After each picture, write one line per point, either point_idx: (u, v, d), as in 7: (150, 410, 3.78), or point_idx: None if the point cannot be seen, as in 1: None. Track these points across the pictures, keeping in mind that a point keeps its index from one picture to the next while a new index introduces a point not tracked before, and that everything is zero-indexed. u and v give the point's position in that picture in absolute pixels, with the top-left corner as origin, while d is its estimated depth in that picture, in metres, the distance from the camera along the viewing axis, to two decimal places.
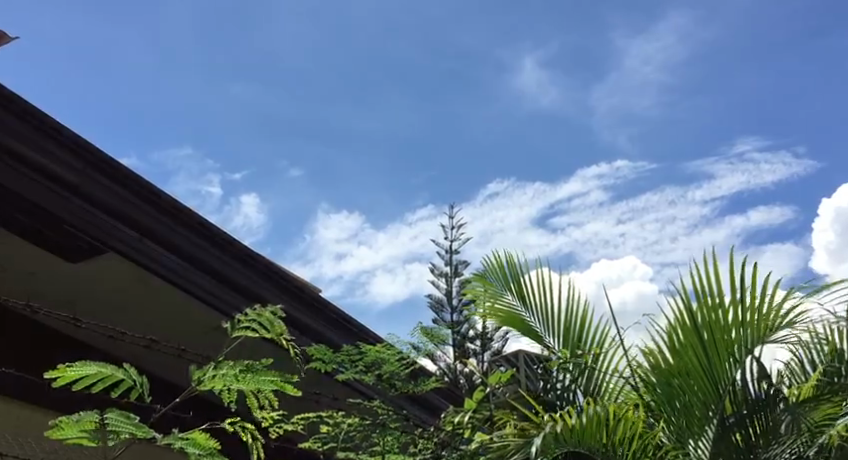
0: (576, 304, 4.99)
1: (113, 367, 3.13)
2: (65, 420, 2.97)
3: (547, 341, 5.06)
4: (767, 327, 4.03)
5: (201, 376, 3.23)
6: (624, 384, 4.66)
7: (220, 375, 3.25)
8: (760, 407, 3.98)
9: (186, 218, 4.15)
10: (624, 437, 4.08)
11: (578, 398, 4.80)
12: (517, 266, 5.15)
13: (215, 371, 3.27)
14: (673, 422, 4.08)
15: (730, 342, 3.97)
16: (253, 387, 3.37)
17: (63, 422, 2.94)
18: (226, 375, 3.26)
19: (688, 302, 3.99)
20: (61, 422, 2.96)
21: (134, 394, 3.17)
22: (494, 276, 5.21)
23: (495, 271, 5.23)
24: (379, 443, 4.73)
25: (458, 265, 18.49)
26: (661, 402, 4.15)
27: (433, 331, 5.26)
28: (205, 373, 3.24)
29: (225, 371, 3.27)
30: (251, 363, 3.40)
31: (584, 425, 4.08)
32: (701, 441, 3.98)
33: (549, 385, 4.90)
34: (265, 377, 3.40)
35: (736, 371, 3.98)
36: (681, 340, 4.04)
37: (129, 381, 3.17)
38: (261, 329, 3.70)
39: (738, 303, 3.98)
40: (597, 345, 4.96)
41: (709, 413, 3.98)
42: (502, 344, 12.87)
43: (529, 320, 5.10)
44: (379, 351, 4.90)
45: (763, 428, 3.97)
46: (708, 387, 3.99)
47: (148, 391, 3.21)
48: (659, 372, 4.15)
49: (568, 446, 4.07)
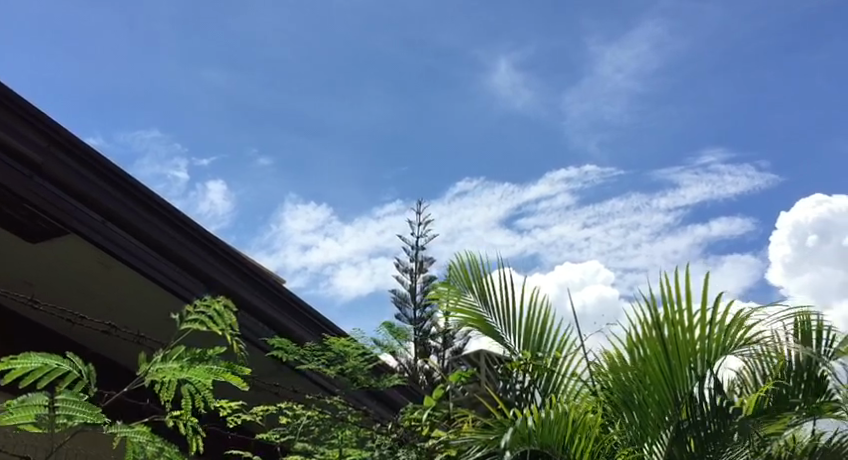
0: (536, 306, 5.01)
1: (59, 358, 3.09)
2: (13, 404, 2.89)
3: (506, 341, 5.08)
4: (729, 340, 4.06)
5: (148, 367, 3.19)
6: (581, 388, 4.67)
7: (166, 367, 3.19)
8: (715, 413, 4.02)
9: (150, 203, 4.11)
10: (580, 440, 4.12)
11: (536, 399, 4.81)
12: (477, 266, 5.20)
13: (161, 363, 3.21)
14: (629, 426, 4.13)
15: (693, 352, 4.01)
16: (200, 380, 3.31)
17: (13, 407, 2.87)
18: (172, 367, 3.20)
19: (652, 310, 4.03)
20: (10, 406, 2.89)
21: (82, 385, 3.11)
22: (456, 278, 5.25)
23: (457, 272, 5.28)
24: (337, 436, 4.66)
25: (424, 263, 18.53)
26: (621, 404, 4.19)
27: (398, 328, 5.27)
28: (149, 364, 3.19)
29: (170, 363, 3.21)
30: (200, 351, 3.37)
31: (541, 428, 4.10)
32: (655, 446, 4.04)
33: (509, 385, 4.93)
34: (212, 369, 3.35)
35: (695, 384, 4.02)
36: (643, 345, 4.07)
37: (76, 373, 3.12)
38: (208, 322, 3.65)
39: (702, 314, 4.01)
40: (557, 348, 4.98)
41: (666, 419, 4.02)
42: (465, 343, 12.97)
43: (491, 321, 5.12)
44: (343, 344, 4.85)
45: (716, 434, 4.00)
46: (667, 393, 4.02)
47: (95, 383, 3.17)
48: (621, 377, 4.19)
49: (528, 445, 4.06)
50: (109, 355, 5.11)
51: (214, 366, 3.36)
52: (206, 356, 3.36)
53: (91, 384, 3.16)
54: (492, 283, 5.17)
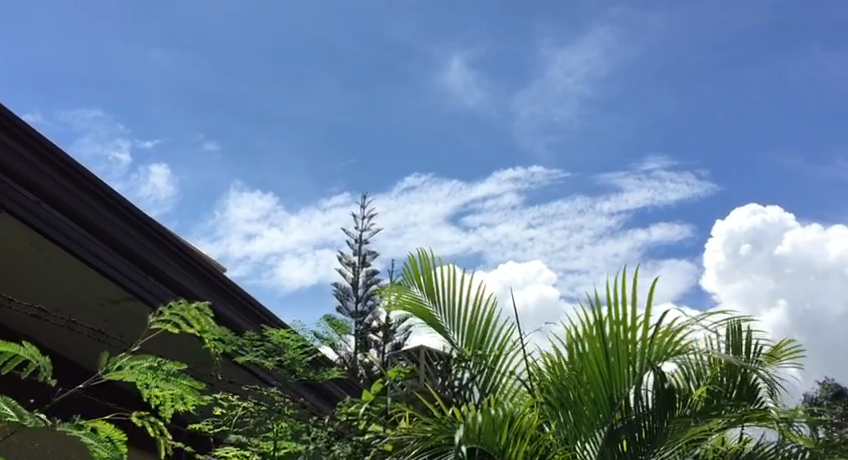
0: (482, 303, 5.03)
1: (17, 346, 2.98)
2: None
3: (451, 337, 5.08)
4: (669, 344, 4.10)
5: (111, 366, 3.31)
6: (520, 387, 4.71)
7: (126, 367, 3.31)
8: (646, 414, 4.10)
9: (89, 185, 4.02)
10: (515, 440, 4.16)
11: (474, 396, 4.84)
12: (428, 260, 5.17)
13: (122, 364, 3.33)
14: (562, 426, 4.20)
15: (633, 352, 4.06)
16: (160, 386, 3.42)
17: None
18: (133, 368, 3.33)
19: (596, 311, 4.08)
20: None
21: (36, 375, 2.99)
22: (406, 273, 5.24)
23: (406, 269, 5.27)
24: (272, 429, 4.61)
25: (367, 256, 18.50)
26: (557, 405, 4.24)
27: (340, 322, 5.24)
28: (115, 363, 3.31)
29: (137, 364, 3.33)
30: (164, 362, 3.49)
31: (490, 430, 4.13)
32: (588, 444, 4.11)
33: (447, 382, 5.00)
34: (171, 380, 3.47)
35: (630, 386, 4.08)
36: (582, 343, 4.14)
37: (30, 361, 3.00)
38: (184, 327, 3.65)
39: (642, 320, 4.05)
40: (498, 347, 4.97)
41: (599, 420, 4.09)
42: (405, 337, 13.05)
43: (436, 315, 5.12)
44: (283, 336, 4.83)
45: (647, 435, 4.09)
46: (602, 392, 4.08)
47: (51, 375, 3.04)
48: (559, 378, 4.24)
49: (475, 443, 4.11)
50: (39, 340, 4.98)
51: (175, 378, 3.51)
52: (172, 371, 3.50)
53: (46, 376, 3.04)
54: (440, 279, 5.14)
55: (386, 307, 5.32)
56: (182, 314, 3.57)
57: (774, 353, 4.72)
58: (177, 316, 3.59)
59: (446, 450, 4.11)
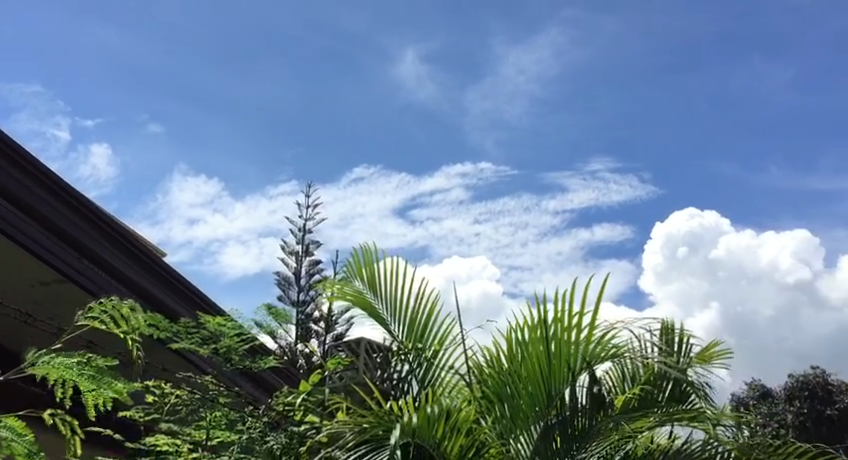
0: (425, 296, 5.02)
1: None
2: None
3: (391, 329, 5.05)
4: (604, 343, 4.17)
5: (38, 360, 3.25)
6: (458, 380, 4.71)
7: (55, 362, 3.26)
8: (580, 411, 4.12)
9: (23, 163, 3.89)
10: (452, 433, 4.17)
11: (413, 389, 4.84)
12: (371, 253, 5.13)
13: (49, 358, 3.27)
14: (499, 419, 4.23)
15: (573, 350, 4.11)
16: (84, 385, 3.38)
17: None
18: (60, 364, 3.28)
19: (540, 308, 4.10)
20: None
21: None
22: (349, 264, 5.17)
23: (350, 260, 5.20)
24: (206, 418, 4.57)
25: (311, 246, 18.37)
26: (496, 399, 4.26)
27: (280, 310, 5.18)
28: (42, 357, 3.26)
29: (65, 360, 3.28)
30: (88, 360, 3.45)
31: (426, 425, 4.09)
32: (522, 437, 4.15)
33: (386, 375, 4.98)
34: (96, 379, 3.44)
35: (568, 385, 4.12)
36: (523, 344, 4.16)
37: None
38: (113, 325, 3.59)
39: (581, 319, 4.09)
40: (438, 341, 4.96)
41: (536, 415, 4.12)
42: (345, 328, 13.01)
43: (378, 307, 5.07)
44: (219, 324, 4.74)
45: (579, 432, 4.12)
46: (541, 390, 4.12)
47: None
48: (499, 374, 4.25)
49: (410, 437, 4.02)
50: None
51: (100, 377, 3.47)
52: (97, 370, 3.46)
53: None
54: (383, 272, 5.10)
55: (330, 298, 5.26)
56: (113, 312, 3.51)
57: (705, 353, 4.81)
58: (107, 311, 3.52)
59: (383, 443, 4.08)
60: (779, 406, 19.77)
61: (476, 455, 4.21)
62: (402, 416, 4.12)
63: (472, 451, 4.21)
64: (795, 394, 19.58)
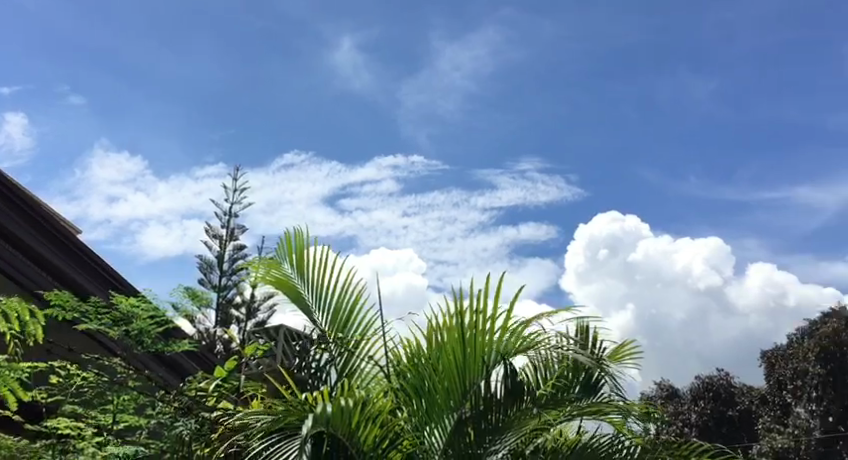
0: (351, 285, 4.98)
1: None
2: None
3: (315, 317, 5.01)
4: (521, 341, 4.22)
5: None
6: (377, 372, 4.68)
7: None
8: (494, 404, 4.18)
9: None
10: (367, 427, 4.13)
11: (331, 379, 4.80)
12: (302, 239, 5.06)
13: None
14: (415, 413, 4.24)
15: (487, 346, 4.14)
16: None
17: None
18: None
19: (458, 304, 4.11)
20: None
21: None
22: (279, 247, 5.09)
23: (280, 243, 5.12)
24: (112, 402, 4.49)
25: (236, 230, 18.11)
26: (413, 392, 4.26)
27: (199, 293, 5.08)
28: None
29: None
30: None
31: (339, 415, 4.00)
32: (436, 431, 4.18)
33: (304, 363, 4.92)
34: None
35: (482, 379, 4.16)
36: (442, 337, 4.16)
37: None
38: None
39: (500, 315, 4.12)
40: (360, 332, 4.93)
41: (451, 408, 4.15)
42: (267, 315, 12.86)
43: (304, 293, 5.02)
44: (132, 305, 4.62)
45: (494, 426, 4.18)
46: (456, 386, 4.15)
47: None
48: (416, 366, 4.25)
49: (323, 427, 3.94)
50: None
51: None
52: None
53: None
54: (312, 259, 5.04)
55: (254, 283, 5.17)
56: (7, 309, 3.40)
57: (618, 352, 4.91)
58: None
59: (296, 433, 4.00)
60: (685, 406, 20.38)
61: (390, 447, 4.19)
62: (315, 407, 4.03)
63: (386, 442, 4.18)
64: (701, 395, 20.22)
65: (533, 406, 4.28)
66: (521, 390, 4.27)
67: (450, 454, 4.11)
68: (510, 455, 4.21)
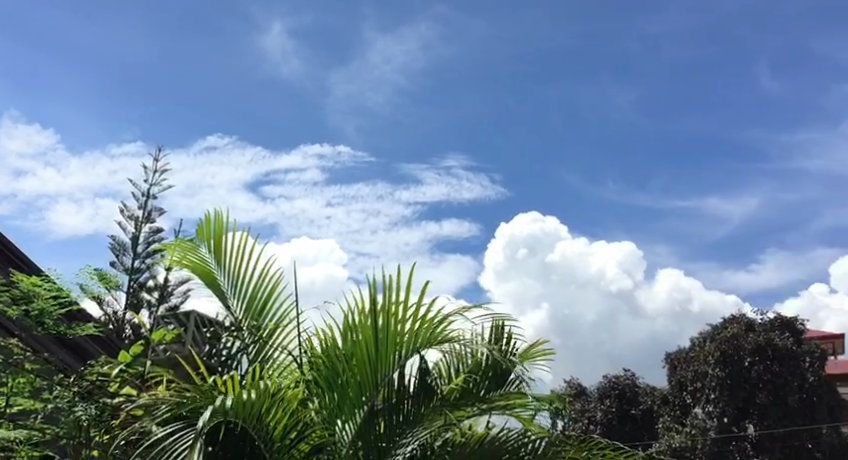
0: (270, 273, 4.87)
1: None
2: None
3: (230, 304, 4.87)
4: (437, 336, 4.18)
5: None
6: (290, 362, 4.60)
7: None
8: (408, 397, 4.17)
9: None
10: (275, 414, 4.08)
11: (242, 367, 4.70)
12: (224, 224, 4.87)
13: None
14: (327, 406, 4.15)
15: (401, 338, 4.10)
16: None
17: None
18: None
19: (374, 295, 4.07)
20: None
21: None
22: (198, 231, 4.88)
23: (198, 226, 4.92)
24: (7, 385, 4.29)
25: (152, 212, 17.63)
26: (324, 382, 4.19)
27: (108, 275, 4.89)
28: None
29: None
30: None
31: (243, 405, 3.92)
32: (348, 424, 4.11)
33: (215, 350, 4.81)
34: None
35: (395, 371, 4.13)
36: (357, 329, 4.10)
37: None
38: None
39: (416, 309, 4.09)
40: (276, 321, 4.84)
41: (362, 400, 4.12)
42: (178, 299, 12.57)
43: (219, 280, 4.87)
44: (35, 284, 4.41)
45: (405, 417, 4.17)
46: (367, 376, 4.10)
47: None
48: (330, 357, 4.18)
49: (225, 416, 3.86)
50: None
51: None
52: None
53: None
54: (232, 246, 4.88)
55: (169, 265, 4.99)
56: None
57: (528, 350, 4.96)
58: None
59: (196, 416, 3.93)
60: (591, 404, 20.83)
61: (298, 438, 4.16)
62: (219, 396, 3.94)
63: (294, 432, 4.15)
64: (606, 393, 20.66)
65: (444, 403, 4.29)
66: (433, 385, 4.28)
67: (359, 445, 4.09)
68: (418, 448, 4.18)
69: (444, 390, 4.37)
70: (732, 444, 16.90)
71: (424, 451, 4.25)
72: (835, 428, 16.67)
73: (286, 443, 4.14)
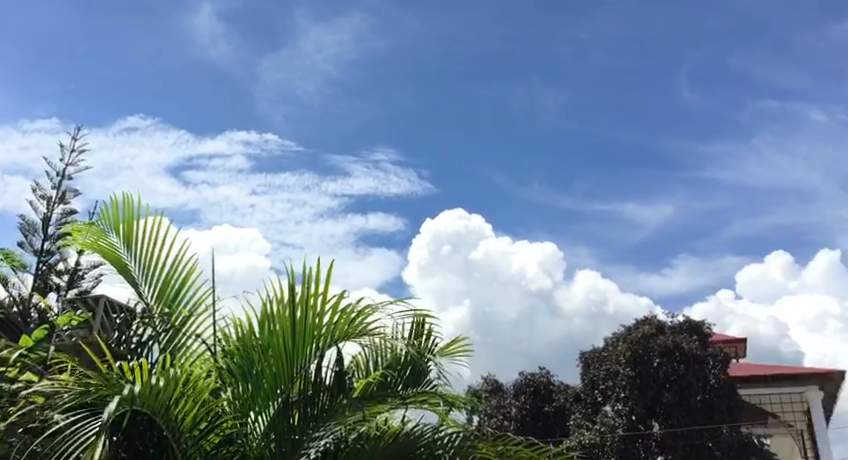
0: (183, 261, 4.86)
1: None
2: None
3: (141, 291, 4.85)
4: (355, 329, 4.25)
5: None
6: (204, 351, 4.60)
7: None
8: (323, 391, 4.28)
9: None
10: (183, 405, 4.05)
11: (152, 356, 4.68)
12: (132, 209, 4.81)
13: None
14: (242, 395, 4.19)
15: (319, 330, 4.16)
16: None
17: None
18: None
19: (293, 285, 4.11)
20: None
21: None
22: (105, 216, 4.82)
23: (104, 210, 4.86)
24: None
25: (67, 193, 17.15)
26: (237, 372, 4.21)
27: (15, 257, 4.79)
28: None
29: None
30: None
31: (149, 394, 3.88)
32: (260, 416, 4.21)
33: (124, 338, 4.80)
34: None
35: (312, 363, 4.22)
36: (274, 319, 4.12)
37: None
38: None
39: (336, 301, 4.16)
40: (191, 307, 4.84)
41: (276, 392, 4.20)
42: (92, 283, 12.30)
43: (130, 266, 4.83)
44: None
45: (320, 410, 4.27)
46: (283, 367, 4.17)
47: None
48: (245, 346, 4.20)
49: (130, 406, 3.79)
50: None
51: None
52: None
53: None
54: (142, 231, 4.84)
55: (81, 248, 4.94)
56: None
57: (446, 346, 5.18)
58: None
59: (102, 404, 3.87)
60: (506, 400, 21.20)
61: (208, 428, 4.18)
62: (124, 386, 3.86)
63: (204, 422, 4.16)
64: (522, 390, 21.04)
65: (355, 399, 4.29)
66: (348, 382, 4.39)
67: (272, 437, 4.20)
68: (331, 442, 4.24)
69: (357, 385, 4.56)
70: (638, 441, 17.52)
71: (339, 444, 4.40)
72: (734, 427, 17.31)
73: (196, 433, 4.16)
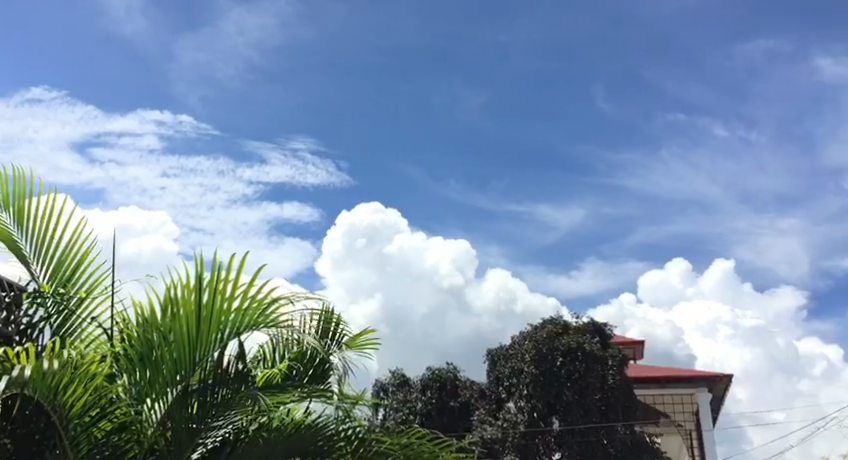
0: (78, 242, 4.88)
1: None
2: None
3: (32, 271, 4.79)
4: (262, 318, 4.35)
5: None
6: (99, 336, 4.67)
7: None
8: (224, 382, 4.43)
9: None
10: (77, 391, 4.17)
11: (43, 337, 4.69)
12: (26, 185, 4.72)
13: None
14: (137, 381, 4.30)
15: (225, 318, 4.25)
16: None
17: None
18: None
19: (200, 272, 4.21)
20: None
21: None
22: None
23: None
24: None
25: None
26: (135, 358, 4.29)
27: None
28: None
29: None
30: None
31: (41, 377, 3.92)
32: (157, 405, 4.31)
33: (12, 317, 4.74)
34: None
35: (216, 350, 4.31)
36: (178, 305, 4.20)
37: None
38: None
39: (246, 289, 4.26)
40: (85, 289, 4.89)
41: (176, 378, 4.28)
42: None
43: (21, 245, 4.77)
44: None
45: (220, 400, 4.44)
46: (185, 352, 4.25)
47: None
48: (146, 332, 4.27)
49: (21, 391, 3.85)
50: None
51: None
52: None
53: None
54: (36, 208, 4.78)
55: None
56: None
57: (355, 339, 5.73)
58: None
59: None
60: (413, 394, 21.45)
61: (99, 417, 4.33)
62: (15, 370, 3.87)
63: (96, 409, 4.29)
64: (428, 385, 21.23)
65: (257, 391, 4.54)
66: (248, 374, 4.54)
67: (168, 426, 4.34)
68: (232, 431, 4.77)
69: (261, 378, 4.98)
70: (538, 437, 18.08)
71: (238, 433, 4.82)
72: (627, 427, 17.93)
73: (88, 420, 4.31)
